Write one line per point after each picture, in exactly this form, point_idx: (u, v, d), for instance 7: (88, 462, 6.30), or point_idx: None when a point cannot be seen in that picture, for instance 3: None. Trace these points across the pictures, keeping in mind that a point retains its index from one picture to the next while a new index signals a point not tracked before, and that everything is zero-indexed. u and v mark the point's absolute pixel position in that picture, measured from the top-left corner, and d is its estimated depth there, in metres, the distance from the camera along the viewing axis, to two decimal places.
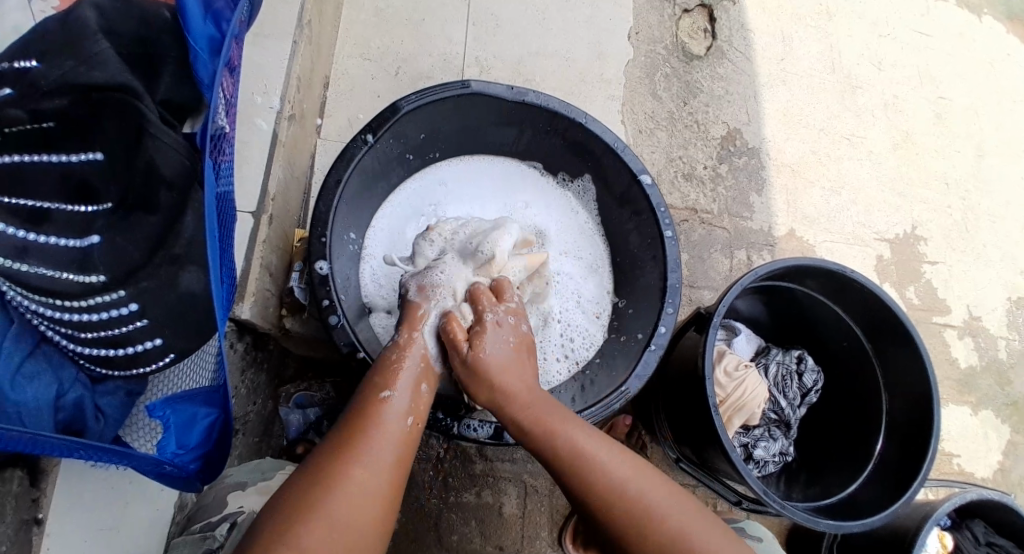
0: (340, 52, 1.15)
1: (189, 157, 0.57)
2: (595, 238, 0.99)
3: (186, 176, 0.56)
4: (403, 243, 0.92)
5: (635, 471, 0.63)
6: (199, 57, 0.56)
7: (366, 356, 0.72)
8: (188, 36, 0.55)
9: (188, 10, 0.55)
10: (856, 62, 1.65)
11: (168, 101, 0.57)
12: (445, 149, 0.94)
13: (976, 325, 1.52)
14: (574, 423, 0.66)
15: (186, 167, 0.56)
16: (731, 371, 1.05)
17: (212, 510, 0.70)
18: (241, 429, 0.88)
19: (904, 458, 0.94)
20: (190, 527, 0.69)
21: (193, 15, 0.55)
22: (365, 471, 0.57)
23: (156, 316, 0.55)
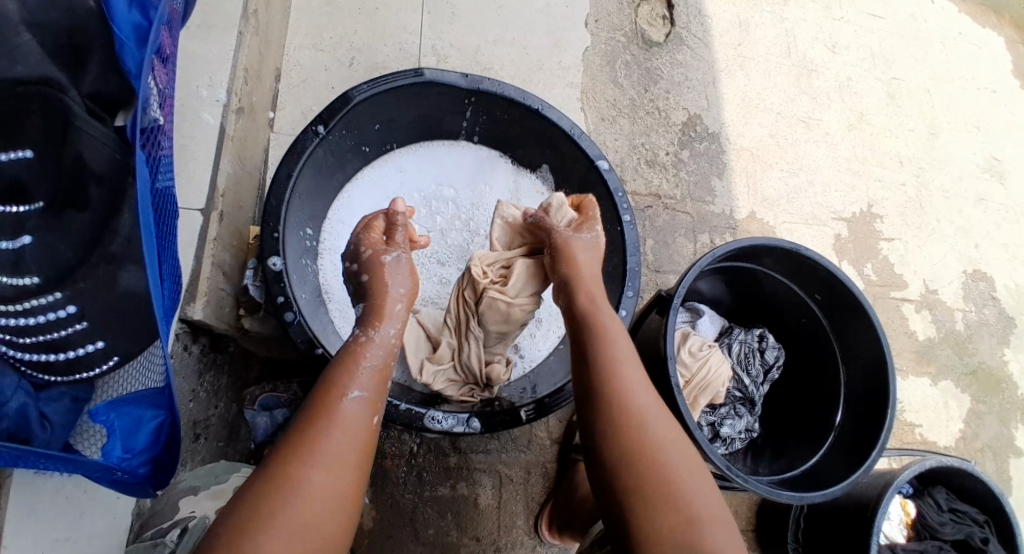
0: (292, 44, 1.13)
1: (121, 150, 0.57)
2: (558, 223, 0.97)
3: (115, 169, 0.56)
4: None
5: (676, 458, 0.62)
6: (126, 46, 0.56)
7: (325, 352, 0.71)
8: (113, 24, 0.55)
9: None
10: (811, 45, 1.68)
11: (97, 95, 0.56)
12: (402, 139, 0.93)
13: (933, 299, 1.56)
14: (632, 392, 0.66)
15: (116, 160, 0.57)
16: (695, 351, 1.06)
17: (164, 516, 0.69)
18: (202, 434, 0.86)
19: (861, 430, 0.97)
20: (143, 535, 0.68)
21: (118, 4, 0.56)
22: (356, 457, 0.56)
23: (96, 317, 0.54)
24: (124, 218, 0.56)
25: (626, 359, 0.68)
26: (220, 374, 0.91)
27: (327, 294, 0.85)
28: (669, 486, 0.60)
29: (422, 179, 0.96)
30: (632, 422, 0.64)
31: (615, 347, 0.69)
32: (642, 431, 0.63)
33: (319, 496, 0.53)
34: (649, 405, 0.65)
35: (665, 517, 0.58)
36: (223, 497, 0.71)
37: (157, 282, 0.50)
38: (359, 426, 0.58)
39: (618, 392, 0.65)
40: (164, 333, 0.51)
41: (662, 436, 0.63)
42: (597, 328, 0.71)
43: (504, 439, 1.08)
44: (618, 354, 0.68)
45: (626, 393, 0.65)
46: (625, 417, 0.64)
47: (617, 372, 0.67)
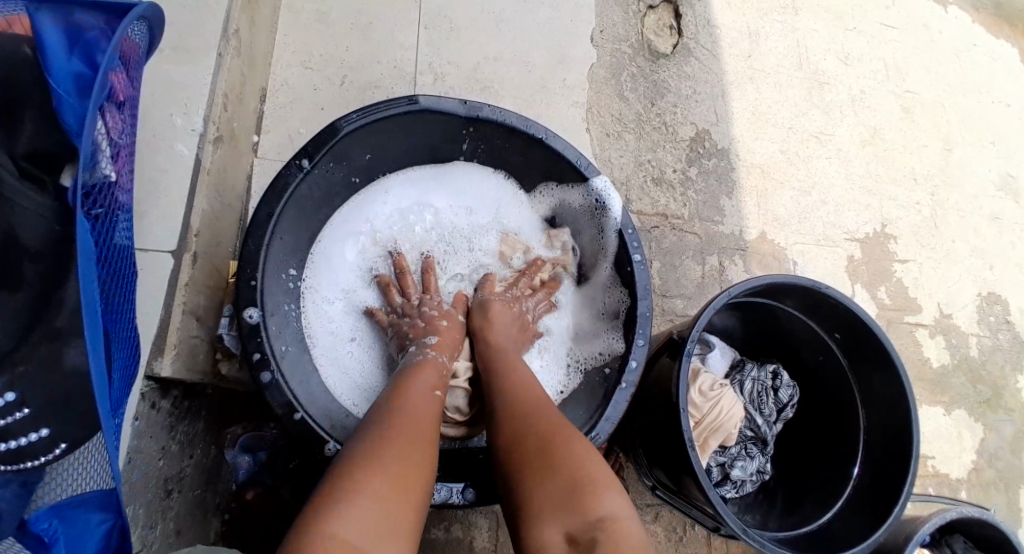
0: (279, 60, 1.07)
1: (59, 222, 0.51)
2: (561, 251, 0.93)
3: (53, 242, 0.51)
4: (344, 267, 0.85)
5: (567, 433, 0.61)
6: (65, 103, 0.50)
7: (304, 417, 0.64)
8: (49, 77, 0.50)
9: (48, 44, 0.50)
10: (823, 57, 1.61)
11: (34, 153, 0.51)
12: (395, 167, 0.87)
13: (947, 323, 1.51)
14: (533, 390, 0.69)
15: (56, 233, 0.51)
16: (706, 390, 1.00)
17: None
18: (177, 488, 0.79)
19: (881, 484, 0.92)
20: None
21: (55, 53, 0.50)
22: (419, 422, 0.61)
23: (39, 404, 0.48)
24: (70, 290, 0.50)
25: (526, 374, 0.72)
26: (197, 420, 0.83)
27: (312, 339, 0.79)
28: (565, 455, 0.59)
29: (408, 200, 0.89)
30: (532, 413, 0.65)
31: (511, 364, 0.74)
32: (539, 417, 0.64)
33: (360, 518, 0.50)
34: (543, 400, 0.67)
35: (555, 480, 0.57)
36: None
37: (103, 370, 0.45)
38: (426, 403, 0.65)
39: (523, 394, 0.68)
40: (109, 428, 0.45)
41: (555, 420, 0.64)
42: (502, 359, 0.74)
43: None
44: (510, 364, 0.74)
45: (523, 392, 0.68)
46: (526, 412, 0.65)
47: (512, 381, 0.71)
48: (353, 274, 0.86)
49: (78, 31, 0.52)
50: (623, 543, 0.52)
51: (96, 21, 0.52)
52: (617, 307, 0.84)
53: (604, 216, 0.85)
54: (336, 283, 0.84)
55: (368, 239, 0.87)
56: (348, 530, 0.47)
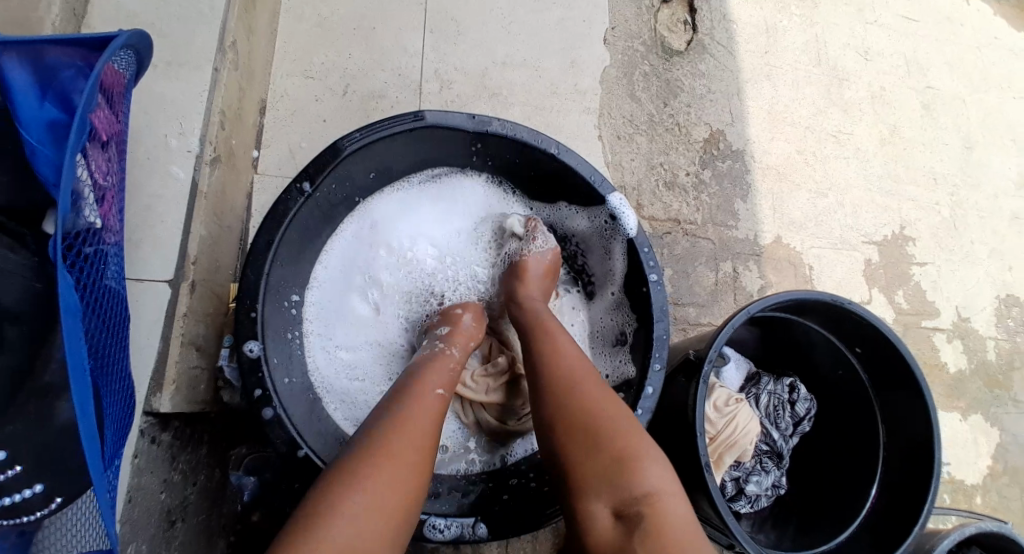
0: (278, 70, 1.03)
1: (38, 278, 0.51)
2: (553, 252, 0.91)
3: (28, 299, 0.50)
4: (341, 310, 0.81)
5: (604, 398, 0.62)
6: (40, 151, 0.49)
7: (308, 453, 0.62)
8: (20, 127, 0.49)
9: (15, 88, 0.49)
10: (842, 52, 1.56)
11: (9, 208, 0.52)
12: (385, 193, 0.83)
13: (965, 327, 1.47)
14: (570, 352, 0.68)
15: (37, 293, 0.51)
16: (722, 406, 0.98)
17: None
18: (179, 517, 0.77)
19: (902, 506, 0.88)
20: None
21: (25, 101, 0.49)
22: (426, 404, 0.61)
23: (30, 462, 0.48)
24: (55, 345, 0.50)
25: (563, 337, 0.70)
26: (198, 445, 0.80)
27: (323, 387, 0.76)
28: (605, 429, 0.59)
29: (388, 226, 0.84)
30: (567, 382, 0.64)
31: (547, 323, 0.72)
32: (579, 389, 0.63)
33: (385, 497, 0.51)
34: (579, 366, 0.66)
35: (597, 456, 0.57)
36: None
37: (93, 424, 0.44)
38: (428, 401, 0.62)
39: (557, 359, 0.66)
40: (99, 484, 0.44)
41: (595, 388, 0.63)
42: (536, 323, 0.73)
43: None
44: (547, 324, 0.72)
45: (556, 354, 0.67)
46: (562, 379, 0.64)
47: (546, 341, 0.69)
48: (354, 318, 0.82)
49: (47, 72, 0.51)
50: (667, 517, 0.54)
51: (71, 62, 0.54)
52: (622, 327, 0.83)
53: (614, 234, 0.81)
54: (343, 330, 0.81)
55: (361, 278, 0.83)
56: (350, 526, 0.48)
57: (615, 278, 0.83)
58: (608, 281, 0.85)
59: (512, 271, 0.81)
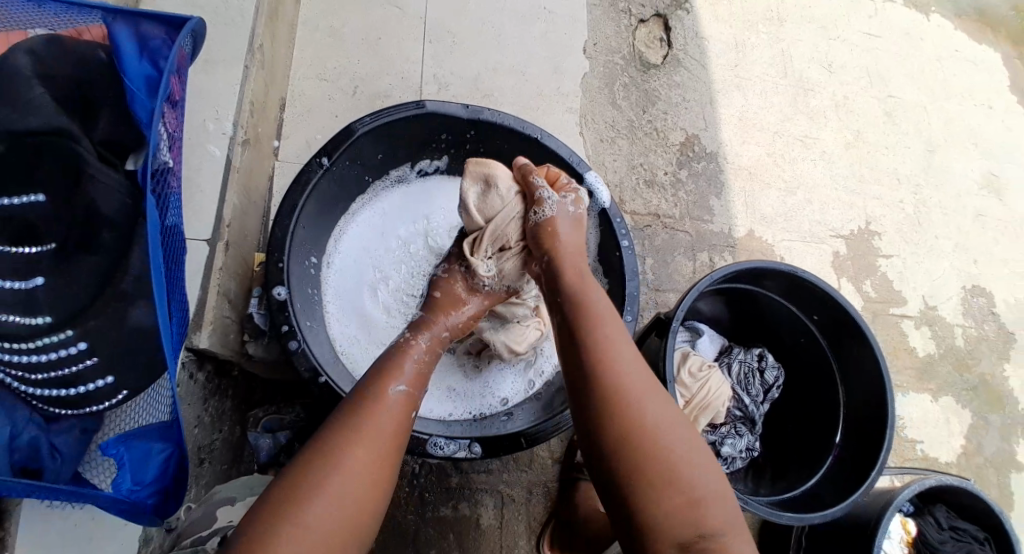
0: (296, 73, 1.16)
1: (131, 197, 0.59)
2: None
3: (126, 215, 0.58)
4: (353, 298, 0.91)
5: (666, 420, 0.61)
6: (137, 97, 0.61)
7: (327, 380, 0.73)
8: (125, 77, 0.60)
9: (121, 49, 0.61)
10: (806, 65, 1.65)
11: (109, 141, 0.59)
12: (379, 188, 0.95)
13: (932, 315, 1.51)
14: (626, 356, 0.64)
15: (127, 207, 0.59)
16: (695, 371, 1.07)
17: (200, 525, 0.70)
18: (206, 458, 0.86)
19: (863, 449, 0.97)
20: (181, 542, 0.69)
21: (130, 58, 0.61)
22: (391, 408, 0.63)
23: (105, 354, 0.56)
24: (134, 259, 0.58)
25: (617, 335, 0.66)
26: (223, 398, 0.90)
27: (347, 359, 0.86)
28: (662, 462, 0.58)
29: (378, 228, 0.95)
30: (627, 398, 0.61)
31: (601, 316, 0.67)
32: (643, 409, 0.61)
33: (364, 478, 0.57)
34: (636, 378, 0.63)
35: (672, 495, 0.57)
36: None
37: (165, 318, 0.54)
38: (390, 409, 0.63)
39: (614, 365, 0.63)
40: (173, 367, 0.56)
41: (659, 408, 0.61)
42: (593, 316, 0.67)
43: (507, 459, 1.10)
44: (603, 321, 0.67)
45: (611, 359, 0.63)
46: (614, 389, 0.61)
47: (603, 341, 0.65)
48: (365, 307, 0.91)
49: (145, 41, 0.63)
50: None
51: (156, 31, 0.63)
52: None
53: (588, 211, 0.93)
54: (359, 317, 0.90)
55: (366, 276, 0.93)
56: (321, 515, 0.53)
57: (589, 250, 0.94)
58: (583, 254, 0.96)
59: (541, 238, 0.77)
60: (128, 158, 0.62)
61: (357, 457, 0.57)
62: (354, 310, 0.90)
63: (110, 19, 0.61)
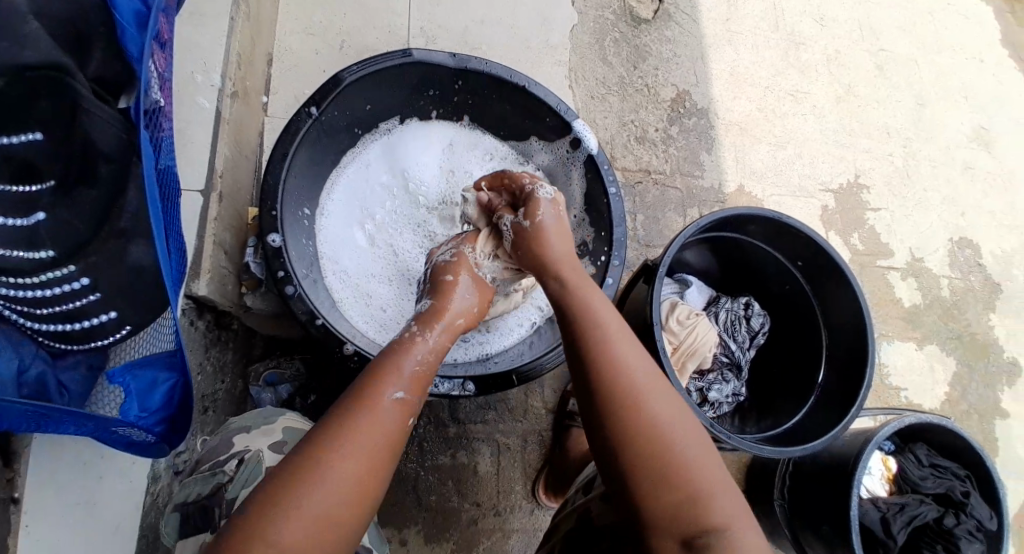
0: (283, 28, 1.16)
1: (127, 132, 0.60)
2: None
3: (124, 149, 0.60)
4: (348, 248, 0.93)
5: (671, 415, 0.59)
6: (128, 31, 0.60)
7: (324, 323, 0.75)
8: (114, 9, 0.59)
9: None
10: (799, 18, 1.63)
11: (101, 79, 0.61)
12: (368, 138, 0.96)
13: (919, 267, 1.53)
14: (631, 353, 0.63)
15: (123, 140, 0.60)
16: (683, 320, 1.09)
17: (219, 450, 0.71)
18: (210, 407, 0.88)
19: (844, 387, 1.00)
20: (200, 468, 0.71)
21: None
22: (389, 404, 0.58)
23: (107, 289, 0.59)
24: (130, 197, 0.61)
25: (621, 332, 0.65)
26: (225, 350, 0.92)
27: (344, 305, 0.89)
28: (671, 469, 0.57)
29: (369, 179, 0.97)
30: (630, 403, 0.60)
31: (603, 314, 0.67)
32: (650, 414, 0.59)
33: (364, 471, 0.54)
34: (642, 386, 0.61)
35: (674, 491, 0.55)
36: (274, 436, 0.73)
37: (163, 250, 0.56)
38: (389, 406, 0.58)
39: (619, 372, 0.62)
40: (174, 299, 0.57)
41: (667, 405, 0.60)
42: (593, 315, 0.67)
43: (502, 410, 1.14)
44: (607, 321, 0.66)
45: (616, 353, 0.63)
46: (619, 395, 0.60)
47: (606, 338, 0.64)
48: (360, 255, 0.93)
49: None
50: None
51: None
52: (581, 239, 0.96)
53: (574, 161, 0.95)
54: (355, 265, 0.92)
55: (360, 225, 0.95)
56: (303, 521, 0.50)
57: (576, 200, 0.96)
58: (570, 204, 0.98)
59: (530, 241, 0.78)
60: (119, 97, 0.64)
61: (355, 450, 0.54)
62: (352, 264, 0.92)
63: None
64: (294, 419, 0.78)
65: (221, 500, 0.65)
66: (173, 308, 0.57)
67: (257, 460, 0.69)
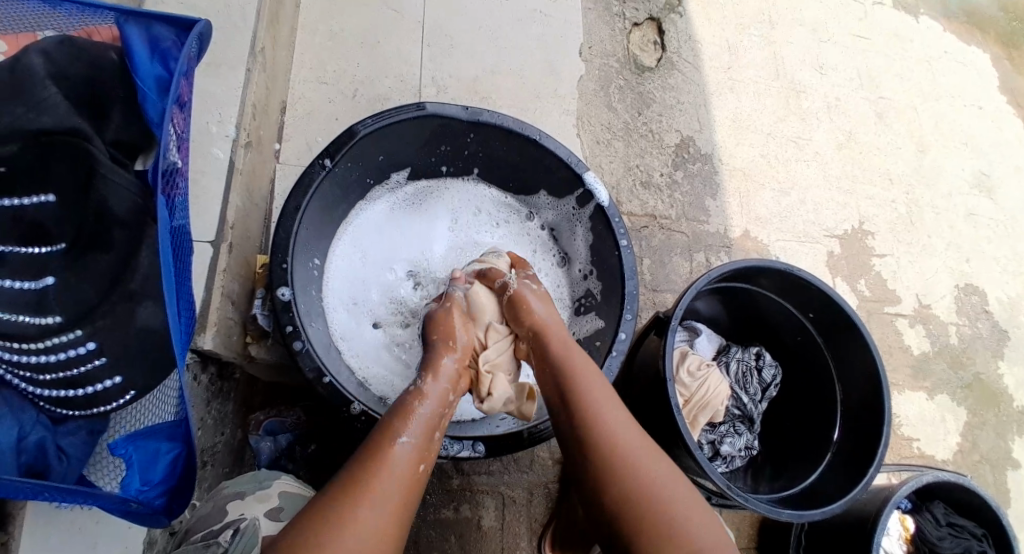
0: (296, 76, 1.17)
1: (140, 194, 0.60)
2: (538, 241, 1.04)
3: (137, 214, 0.59)
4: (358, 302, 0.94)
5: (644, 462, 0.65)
6: (148, 98, 0.61)
7: (332, 380, 0.75)
8: (136, 77, 0.60)
9: (133, 49, 0.60)
10: (800, 67, 1.66)
11: (119, 141, 0.61)
12: (377, 190, 0.97)
13: (926, 313, 1.52)
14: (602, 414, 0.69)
15: (136, 205, 0.60)
16: (694, 370, 1.07)
17: (212, 519, 0.69)
18: (209, 461, 0.85)
19: (859, 445, 0.99)
20: (190, 538, 0.68)
21: (141, 58, 0.60)
22: (373, 495, 0.59)
23: (114, 354, 0.58)
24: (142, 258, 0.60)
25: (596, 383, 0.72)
26: (226, 401, 0.90)
27: (352, 359, 0.88)
28: (653, 507, 0.60)
29: (377, 233, 0.98)
30: (610, 446, 0.66)
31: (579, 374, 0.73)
32: (628, 458, 0.65)
33: (367, 534, 0.56)
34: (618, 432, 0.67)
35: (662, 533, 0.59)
36: (270, 502, 0.72)
37: (175, 315, 0.55)
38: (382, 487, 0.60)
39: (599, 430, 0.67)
40: (181, 362, 0.55)
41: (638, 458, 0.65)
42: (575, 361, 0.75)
43: (507, 460, 1.11)
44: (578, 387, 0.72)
45: (585, 414, 0.69)
46: (598, 443, 0.66)
47: (585, 395, 0.71)
48: (366, 312, 0.94)
49: (155, 40, 0.62)
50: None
51: (168, 33, 0.62)
52: (589, 290, 0.98)
53: (579, 218, 0.97)
54: (358, 321, 0.92)
55: (367, 282, 0.95)
56: None
57: (581, 257, 0.99)
58: (576, 258, 1.00)
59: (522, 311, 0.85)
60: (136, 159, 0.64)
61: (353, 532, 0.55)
62: (361, 321, 0.93)
63: (123, 20, 0.60)
64: (289, 483, 0.77)
65: None
66: (179, 367, 0.56)
67: (252, 529, 0.66)
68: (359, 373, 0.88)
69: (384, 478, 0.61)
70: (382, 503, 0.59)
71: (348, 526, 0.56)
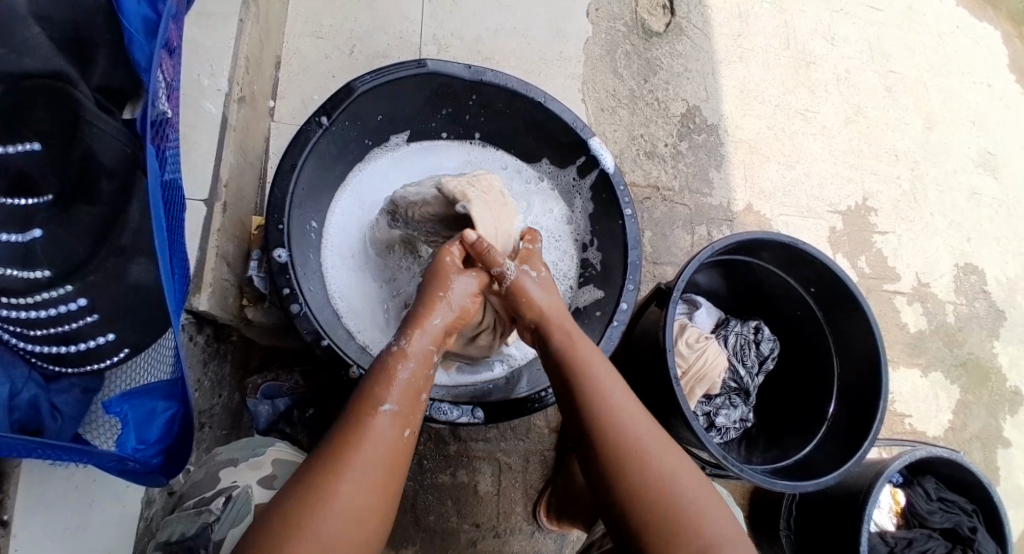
0: (292, 32, 1.13)
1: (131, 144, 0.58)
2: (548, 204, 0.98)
3: (126, 165, 0.58)
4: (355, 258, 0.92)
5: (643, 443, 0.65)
6: (135, 39, 0.59)
7: (329, 344, 0.74)
8: (121, 17, 0.59)
9: None
10: (810, 37, 1.61)
11: (105, 88, 0.58)
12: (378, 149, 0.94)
13: (925, 291, 1.52)
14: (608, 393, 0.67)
15: (126, 155, 0.58)
16: (692, 342, 1.07)
17: (204, 487, 0.69)
18: (206, 423, 0.85)
19: (854, 418, 0.99)
20: (184, 504, 0.68)
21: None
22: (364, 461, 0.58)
23: (105, 310, 0.56)
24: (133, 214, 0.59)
25: (599, 361, 0.69)
26: (222, 364, 0.89)
27: (347, 314, 0.88)
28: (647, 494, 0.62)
29: (376, 187, 0.95)
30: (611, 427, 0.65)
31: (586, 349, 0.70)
32: (625, 445, 0.64)
33: (356, 506, 0.56)
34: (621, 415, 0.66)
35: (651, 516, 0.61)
36: (263, 470, 0.71)
37: (168, 272, 0.53)
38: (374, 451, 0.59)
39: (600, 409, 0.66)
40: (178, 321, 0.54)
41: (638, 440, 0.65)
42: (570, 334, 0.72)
43: (504, 428, 1.11)
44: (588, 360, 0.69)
45: (592, 392, 0.67)
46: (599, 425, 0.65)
47: (591, 372, 0.68)
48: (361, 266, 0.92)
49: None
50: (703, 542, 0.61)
51: None
52: (588, 258, 0.96)
53: (579, 190, 0.96)
54: (352, 275, 0.91)
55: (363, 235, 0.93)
56: None
57: (580, 229, 0.97)
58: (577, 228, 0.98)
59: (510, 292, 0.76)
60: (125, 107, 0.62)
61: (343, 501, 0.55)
62: (357, 277, 0.91)
63: None
64: (284, 450, 0.76)
65: (207, 541, 0.62)
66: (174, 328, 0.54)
67: (245, 498, 0.67)
68: (354, 330, 0.87)
69: (367, 449, 0.58)
70: (364, 480, 0.57)
71: (334, 494, 0.55)
